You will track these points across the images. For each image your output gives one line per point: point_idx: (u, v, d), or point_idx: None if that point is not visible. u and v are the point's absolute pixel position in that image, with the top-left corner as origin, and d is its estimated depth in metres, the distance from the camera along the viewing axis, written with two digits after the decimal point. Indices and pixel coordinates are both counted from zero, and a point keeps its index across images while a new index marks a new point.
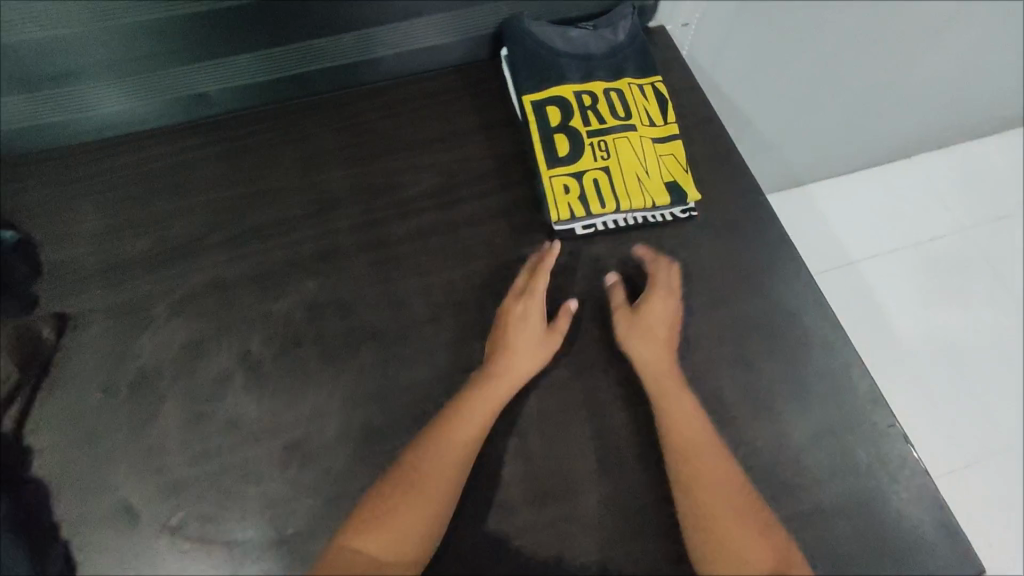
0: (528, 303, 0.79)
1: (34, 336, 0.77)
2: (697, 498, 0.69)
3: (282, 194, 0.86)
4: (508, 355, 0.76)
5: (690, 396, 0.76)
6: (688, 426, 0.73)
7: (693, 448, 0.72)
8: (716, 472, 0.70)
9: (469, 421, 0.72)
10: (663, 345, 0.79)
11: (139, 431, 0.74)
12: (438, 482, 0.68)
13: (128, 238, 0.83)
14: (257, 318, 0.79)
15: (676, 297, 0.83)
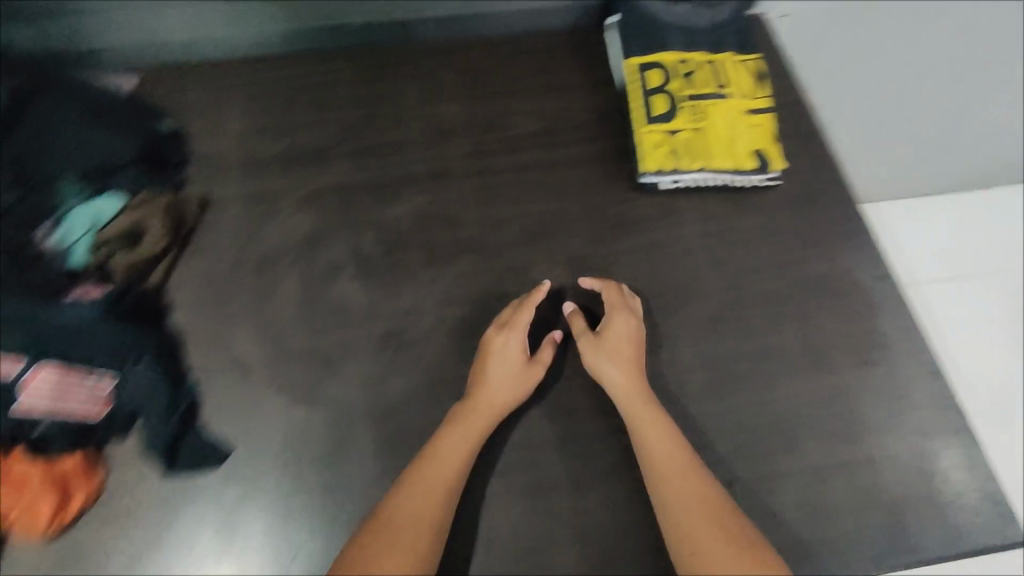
0: (508, 335, 0.79)
1: (180, 209, 0.87)
2: (687, 528, 0.66)
3: (403, 118, 0.98)
4: (488, 390, 0.76)
5: (660, 419, 0.75)
6: (659, 451, 0.72)
7: (670, 475, 0.70)
8: (699, 497, 0.68)
9: (447, 458, 0.71)
10: (628, 369, 0.78)
11: (260, 298, 0.83)
12: (419, 526, 0.66)
13: (270, 138, 0.94)
14: (372, 220, 0.90)
15: (637, 315, 0.82)
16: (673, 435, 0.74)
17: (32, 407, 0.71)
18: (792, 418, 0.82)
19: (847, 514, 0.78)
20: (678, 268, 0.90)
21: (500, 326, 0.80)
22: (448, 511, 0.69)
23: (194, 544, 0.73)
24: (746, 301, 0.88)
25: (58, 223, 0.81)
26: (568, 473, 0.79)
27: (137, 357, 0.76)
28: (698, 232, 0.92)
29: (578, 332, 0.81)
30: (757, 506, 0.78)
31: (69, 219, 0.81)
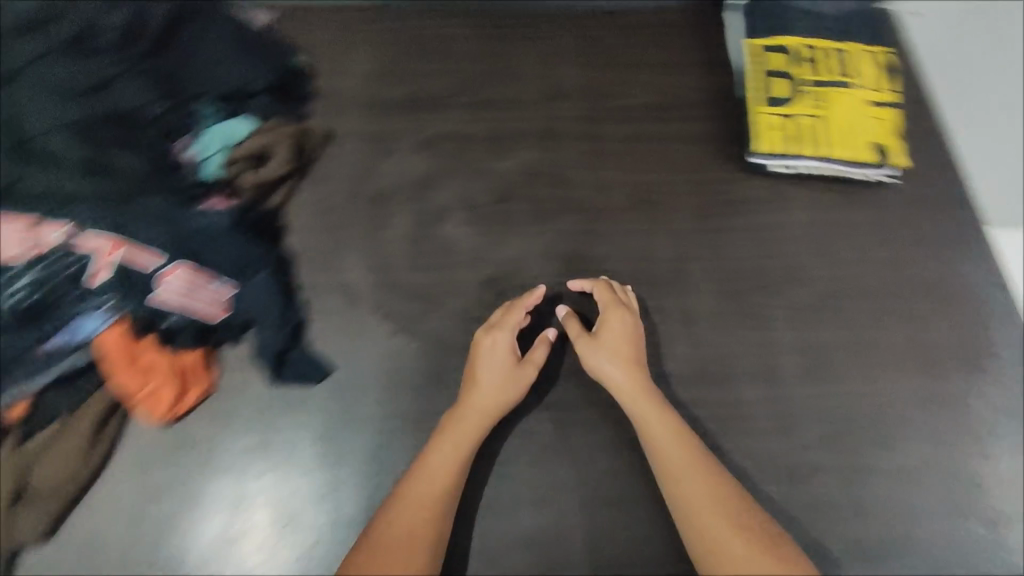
0: (496, 338, 0.76)
1: (306, 137, 0.90)
2: (703, 529, 0.65)
3: (520, 78, 1.00)
4: (475, 395, 0.74)
5: (665, 417, 0.72)
6: (665, 451, 0.70)
7: (680, 475, 0.68)
8: (713, 496, 0.66)
9: (436, 469, 0.69)
10: (626, 369, 0.75)
11: (373, 230, 0.87)
12: (413, 540, 0.64)
13: (394, 84, 0.98)
14: (483, 171, 0.93)
15: (632, 310, 0.80)
16: (680, 432, 0.71)
17: (166, 300, 0.74)
18: (887, 413, 0.80)
19: (941, 518, 0.75)
20: (783, 251, 0.89)
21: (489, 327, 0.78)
22: (444, 519, 0.67)
23: (292, 452, 0.75)
24: (852, 292, 0.86)
25: (197, 136, 0.85)
26: None
27: (260, 267, 0.79)
28: (804, 219, 0.91)
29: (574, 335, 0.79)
30: (846, 497, 0.76)
31: (208, 134, 0.85)
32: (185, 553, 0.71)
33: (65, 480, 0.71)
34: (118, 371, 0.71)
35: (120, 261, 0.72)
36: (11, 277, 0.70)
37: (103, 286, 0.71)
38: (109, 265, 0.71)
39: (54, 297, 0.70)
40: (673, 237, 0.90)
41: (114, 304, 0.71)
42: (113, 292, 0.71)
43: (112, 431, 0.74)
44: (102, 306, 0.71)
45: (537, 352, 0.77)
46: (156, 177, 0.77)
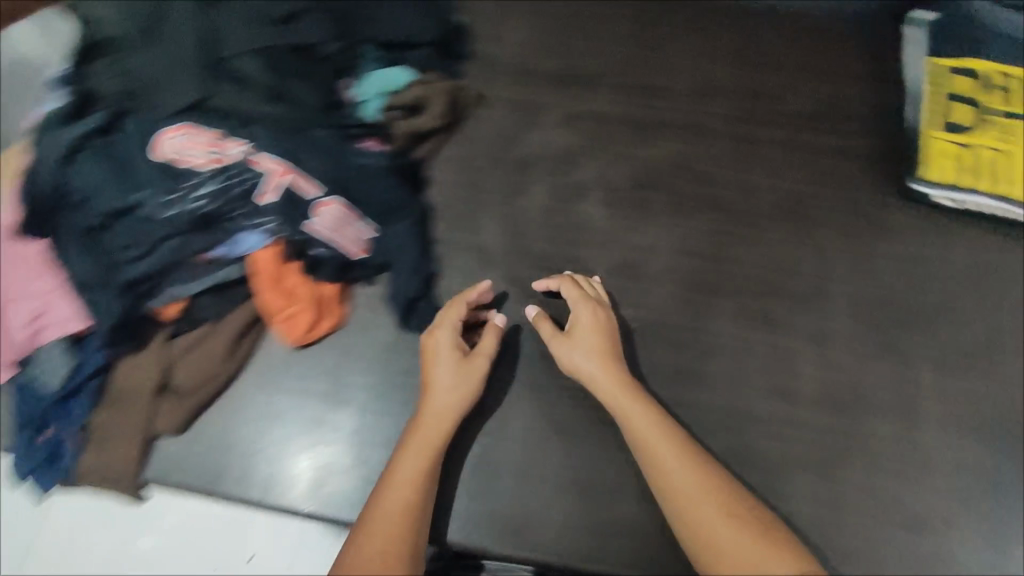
0: (440, 336, 0.74)
1: (458, 95, 0.91)
2: (690, 517, 0.63)
3: (675, 65, 0.95)
4: (431, 400, 0.71)
5: (644, 410, 0.69)
6: (649, 442, 0.68)
7: (663, 464, 0.66)
8: (702, 485, 0.64)
9: (403, 480, 0.66)
10: (601, 363, 0.72)
11: (512, 198, 0.87)
12: (387, 556, 0.59)
13: (546, 53, 0.96)
14: (626, 155, 0.90)
15: (598, 301, 0.76)
16: (665, 423, 0.69)
17: (320, 227, 0.76)
18: None
19: None
20: (937, 288, 0.82)
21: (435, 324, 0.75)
22: (418, 528, 0.63)
23: (407, 398, 0.77)
24: (1009, 346, 0.79)
25: (358, 80, 0.87)
26: (772, 457, 0.75)
27: (404, 215, 0.81)
28: (968, 259, 0.83)
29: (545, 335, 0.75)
30: (968, 557, 0.72)
31: (369, 79, 0.87)
32: (298, 472, 0.75)
33: (203, 382, 0.76)
34: (263, 289, 0.75)
35: (290, 185, 0.75)
36: (185, 185, 0.72)
37: (269, 210, 0.74)
38: (280, 188, 0.74)
39: (224, 211, 0.73)
40: (815, 256, 0.84)
41: (276, 226, 0.74)
42: (277, 216, 0.74)
43: (248, 344, 0.78)
44: (263, 228, 0.74)
45: (486, 341, 0.75)
46: (324, 111, 0.80)
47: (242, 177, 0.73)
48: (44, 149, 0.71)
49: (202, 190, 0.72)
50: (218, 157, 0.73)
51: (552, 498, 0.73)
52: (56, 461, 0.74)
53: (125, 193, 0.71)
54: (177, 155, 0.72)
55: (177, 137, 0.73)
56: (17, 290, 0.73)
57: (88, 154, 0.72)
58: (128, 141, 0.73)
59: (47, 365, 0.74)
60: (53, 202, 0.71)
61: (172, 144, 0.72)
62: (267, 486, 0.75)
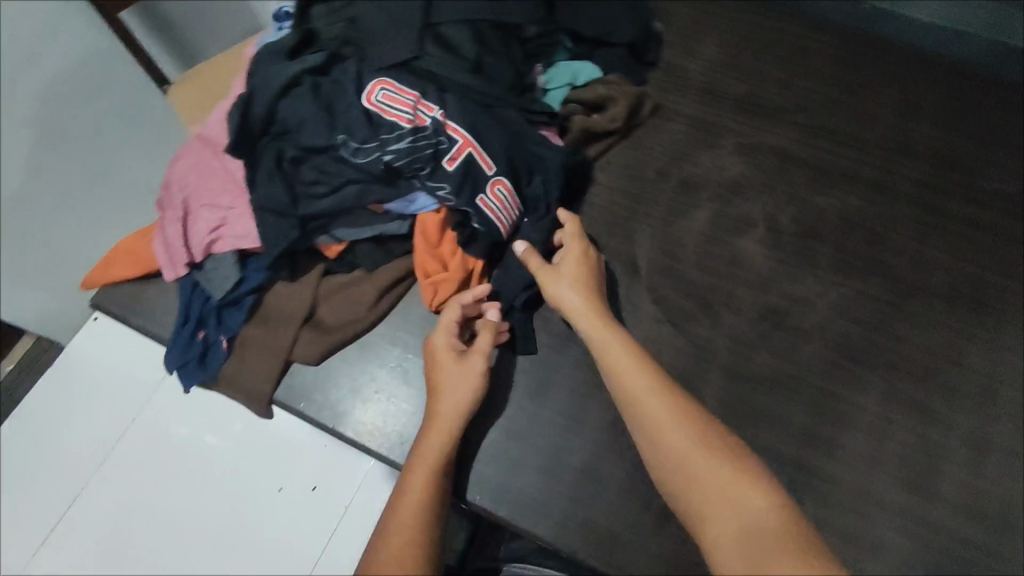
0: (436, 339, 0.73)
1: (640, 102, 0.90)
2: (664, 447, 0.60)
3: (869, 115, 0.90)
4: (435, 405, 0.71)
5: (619, 343, 0.68)
6: (624, 376, 0.65)
7: (637, 394, 0.64)
8: (680, 417, 0.61)
9: (414, 483, 0.65)
10: (581, 291, 0.73)
11: (670, 216, 0.85)
12: (401, 558, 0.59)
13: (734, 78, 0.94)
14: (798, 198, 0.86)
15: (578, 242, 0.77)
16: (644, 360, 0.67)
17: (488, 206, 0.77)
18: None
19: None
20: None
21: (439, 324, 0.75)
22: (433, 530, 0.63)
23: (532, 389, 0.78)
24: None
25: (546, 68, 0.89)
26: (900, 554, 0.69)
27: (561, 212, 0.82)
28: None
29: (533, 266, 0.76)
30: None
31: (556, 68, 0.89)
32: (412, 431, 0.76)
33: (345, 323, 0.80)
34: (419, 250, 0.79)
35: (470, 156, 0.76)
36: (380, 136, 0.75)
37: (448, 176, 0.75)
38: (459, 159, 0.75)
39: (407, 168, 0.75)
40: (987, 352, 0.77)
41: (449, 194, 0.76)
42: (452, 185, 0.75)
43: (389, 302, 0.81)
44: (437, 193, 0.76)
45: (480, 342, 0.73)
46: (511, 90, 0.82)
47: (433, 139, 0.75)
48: (270, 77, 0.76)
49: (393, 143, 0.74)
50: (417, 117, 0.75)
51: (655, 528, 0.71)
52: (202, 360, 0.79)
53: (327, 132, 0.75)
54: (382, 106, 0.76)
55: (387, 90, 0.76)
56: (210, 198, 0.80)
57: (304, 89, 0.76)
58: (341, 86, 0.78)
59: (216, 271, 0.79)
60: (267, 127, 0.77)
61: (381, 95, 0.76)
62: (380, 436, 0.76)
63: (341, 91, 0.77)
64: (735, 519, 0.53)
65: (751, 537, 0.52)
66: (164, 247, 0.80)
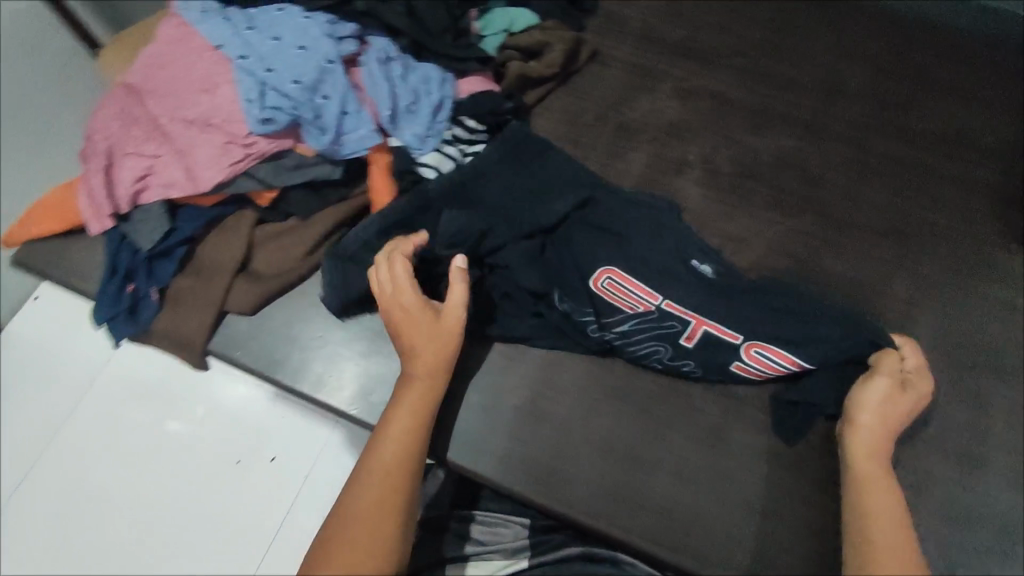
0: (405, 298, 0.69)
1: (577, 48, 0.90)
2: (869, 548, 0.59)
3: (804, 59, 0.92)
4: (415, 360, 0.69)
5: (882, 482, 0.63)
6: (873, 489, 0.62)
7: (871, 493, 0.62)
8: (896, 526, 0.60)
9: (398, 434, 0.66)
10: (894, 409, 0.66)
11: (609, 158, 0.86)
12: (381, 505, 0.62)
13: (673, 24, 0.94)
14: (736, 140, 0.87)
15: (922, 376, 0.68)
16: (899, 515, 0.61)
17: (743, 369, 0.73)
18: None
19: None
20: None
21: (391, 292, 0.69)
22: (414, 480, 0.65)
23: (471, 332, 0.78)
24: None
25: (482, 14, 0.88)
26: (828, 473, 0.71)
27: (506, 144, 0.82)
28: None
29: (886, 372, 0.67)
30: None
31: (491, 15, 0.88)
32: (349, 377, 0.76)
33: (281, 272, 0.79)
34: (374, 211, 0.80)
35: (707, 333, 0.73)
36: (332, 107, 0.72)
37: (691, 354, 0.73)
38: (696, 338, 0.73)
39: (631, 346, 0.74)
40: (911, 284, 0.80)
41: (681, 368, 0.74)
42: (690, 360, 0.73)
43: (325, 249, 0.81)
44: (682, 369, 0.74)
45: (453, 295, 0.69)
46: (445, 33, 0.81)
47: (659, 322, 0.73)
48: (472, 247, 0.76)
49: (620, 323, 0.74)
50: (642, 300, 0.74)
51: (591, 460, 0.72)
52: (133, 313, 0.77)
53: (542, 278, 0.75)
54: (611, 284, 0.75)
55: (615, 277, 0.75)
56: (133, 146, 0.76)
57: (532, 247, 0.77)
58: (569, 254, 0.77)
59: (141, 223, 0.76)
60: (482, 260, 0.77)
61: (611, 277, 0.75)
62: (318, 382, 0.76)
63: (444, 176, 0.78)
64: None
65: None
66: (88, 200, 0.76)
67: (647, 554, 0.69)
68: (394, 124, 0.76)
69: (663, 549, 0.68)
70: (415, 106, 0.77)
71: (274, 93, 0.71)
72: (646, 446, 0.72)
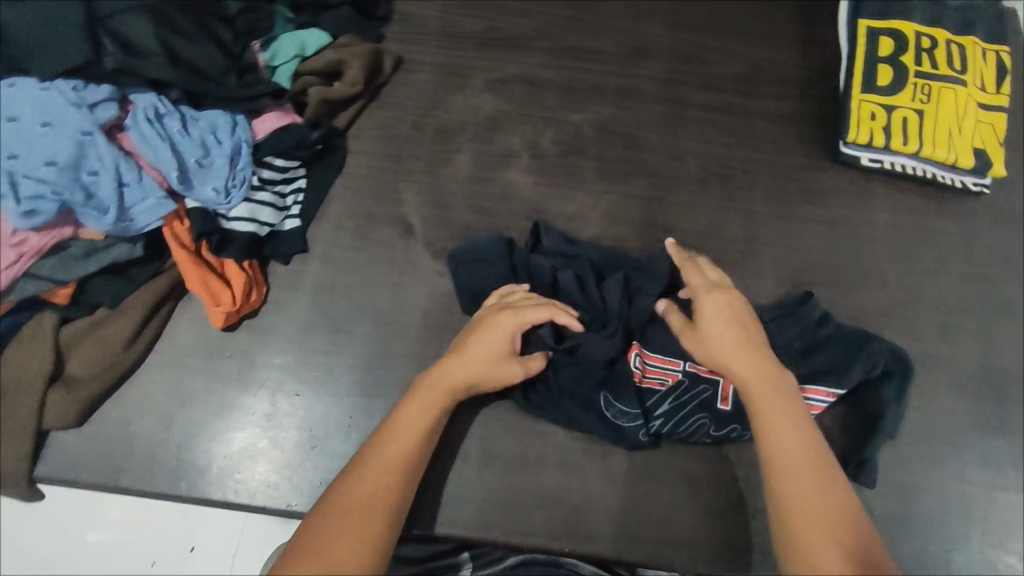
0: (509, 323, 0.69)
1: (378, 59, 0.86)
2: (771, 450, 0.60)
3: (603, 27, 0.93)
4: (458, 364, 0.67)
5: (775, 405, 0.63)
6: (758, 391, 0.64)
7: (759, 400, 0.63)
8: (790, 422, 0.62)
9: (404, 432, 0.63)
10: (722, 327, 0.67)
11: (436, 166, 0.84)
12: (375, 502, 0.58)
13: (472, 16, 0.93)
14: (555, 120, 0.87)
15: (708, 287, 0.70)
16: (795, 414, 0.62)
17: None
18: (935, 431, 0.76)
19: (979, 546, 0.72)
20: (857, 249, 0.84)
21: (495, 306, 0.71)
22: (411, 482, 0.61)
23: (324, 378, 0.74)
24: (921, 300, 0.82)
25: (267, 44, 0.82)
26: None
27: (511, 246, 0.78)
28: (882, 222, 0.86)
29: (676, 325, 0.71)
30: (885, 508, 0.73)
31: (279, 42, 0.82)
32: (206, 462, 0.70)
33: (101, 370, 0.71)
34: (188, 278, 0.72)
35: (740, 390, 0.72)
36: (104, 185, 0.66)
37: (733, 416, 0.72)
38: (732, 398, 0.72)
39: (678, 428, 0.72)
40: (743, 222, 0.84)
41: (731, 435, 0.72)
42: (736, 423, 0.71)
43: (150, 334, 0.73)
44: (730, 435, 0.72)
45: (531, 361, 0.70)
46: (226, 74, 0.75)
47: (692, 390, 0.72)
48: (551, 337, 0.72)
49: (659, 406, 0.72)
50: (668, 373, 0.73)
51: (476, 475, 0.71)
52: None
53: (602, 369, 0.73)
54: (642, 368, 0.73)
55: (643, 353, 0.74)
56: None
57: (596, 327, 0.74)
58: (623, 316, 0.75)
59: None
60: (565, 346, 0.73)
61: (642, 354, 0.74)
62: (173, 477, 0.70)
63: (264, 228, 0.76)
64: (813, 515, 0.56)
65: (825, 532, 0.55)
66: None
67: (550, 551, 0.69)
68: (188, 185, 0.71)
69: (563, 541, 0.69)
70: (207, 159, 0.72)
71: (28, 181, 0.63)
72: (530, 445, 0.72)
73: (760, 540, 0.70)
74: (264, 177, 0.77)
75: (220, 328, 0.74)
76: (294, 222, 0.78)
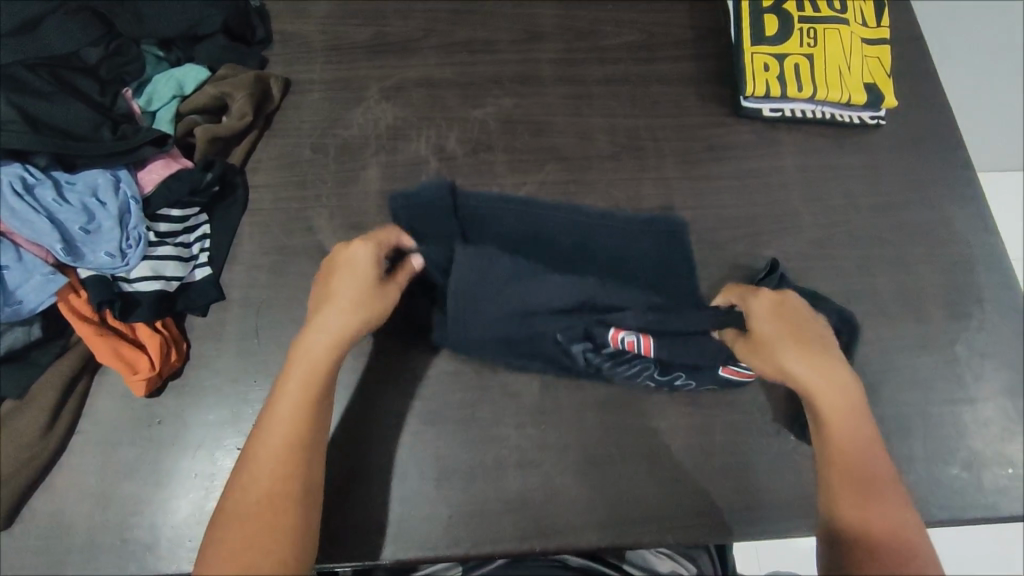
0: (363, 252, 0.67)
1: (264, 86, 0.82)
2: (839, 454, 0.63)
3: (492, 16, 0.92)
4: (323, 313, 0.65)
5: (847, 399, 0.65)
6: (838, 404, 0.65)
7: (836, 410, 0.64)
8: (862, 434, 0.64)
9: (282, 417, 0.61)
10: (814, 351, 0.66)
11: (344, 186, 0.81)
12: (272, 496, 0.58)
13: (356, 25, 0.90)
14: (458, 119, 0.86)
15: (780, 319, 0.68)
16: (863, 427, 0.64)
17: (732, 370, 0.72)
18: (870, 364, 0.79)
19: (924, 465, 0.76)
20: (773, 199, 0.86)
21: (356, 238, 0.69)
22: (308, 463, 0.60)
23: None
24: (838, 237, 0.85)
25: (140, 89, 0.78)
26: (649, 395, 0.75)
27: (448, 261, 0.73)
28: (791, 169, 0.88)
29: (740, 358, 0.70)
30: None
31: (153, 85, 0.78)
32: (155, 536, 0.67)
33: (19, 466, 0.66)
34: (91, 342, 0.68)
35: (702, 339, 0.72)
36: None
37: (681, 364, 0.72)
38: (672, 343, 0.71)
39: (620, 367, 0.73)
40: (661, 192, 0.85)
41: (675, 382, 0.73)
42: (680, 369, 0.73)
43: (69, 417, 0.69)
44: (674, 381, 0.73)
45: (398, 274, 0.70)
46: (99, 128, 0.71)
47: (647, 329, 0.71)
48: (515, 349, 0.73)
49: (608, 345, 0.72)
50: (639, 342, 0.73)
51: (436, 493, 0.71)
52: None
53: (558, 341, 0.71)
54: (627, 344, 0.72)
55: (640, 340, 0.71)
56: None
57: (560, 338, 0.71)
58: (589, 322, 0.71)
59: None
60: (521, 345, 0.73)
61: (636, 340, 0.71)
62: (122, 559, 0.67)
63: (171, 284, 0.72)
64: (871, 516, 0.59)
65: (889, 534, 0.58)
66: None
67: (522, 553, 0.69)
68: (77, 255, 0.67)
69: (532, 540, 0.69)
70: (93, 224, 0.68)
71: None
72: (484, 451, 0.72)
73: (722, 499, 0.72)
74: (162, 231, 0.73)
75: (144, 396, 0.71)
76: (205, 270, 0.75)
